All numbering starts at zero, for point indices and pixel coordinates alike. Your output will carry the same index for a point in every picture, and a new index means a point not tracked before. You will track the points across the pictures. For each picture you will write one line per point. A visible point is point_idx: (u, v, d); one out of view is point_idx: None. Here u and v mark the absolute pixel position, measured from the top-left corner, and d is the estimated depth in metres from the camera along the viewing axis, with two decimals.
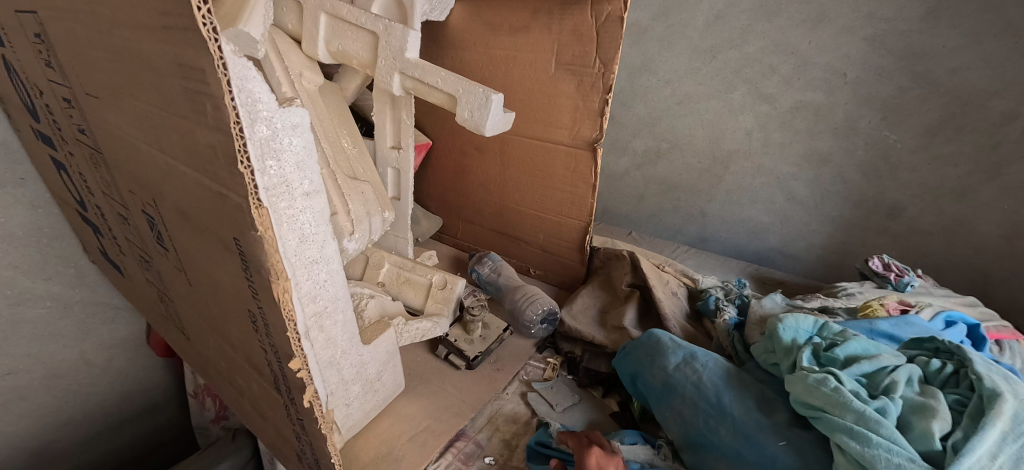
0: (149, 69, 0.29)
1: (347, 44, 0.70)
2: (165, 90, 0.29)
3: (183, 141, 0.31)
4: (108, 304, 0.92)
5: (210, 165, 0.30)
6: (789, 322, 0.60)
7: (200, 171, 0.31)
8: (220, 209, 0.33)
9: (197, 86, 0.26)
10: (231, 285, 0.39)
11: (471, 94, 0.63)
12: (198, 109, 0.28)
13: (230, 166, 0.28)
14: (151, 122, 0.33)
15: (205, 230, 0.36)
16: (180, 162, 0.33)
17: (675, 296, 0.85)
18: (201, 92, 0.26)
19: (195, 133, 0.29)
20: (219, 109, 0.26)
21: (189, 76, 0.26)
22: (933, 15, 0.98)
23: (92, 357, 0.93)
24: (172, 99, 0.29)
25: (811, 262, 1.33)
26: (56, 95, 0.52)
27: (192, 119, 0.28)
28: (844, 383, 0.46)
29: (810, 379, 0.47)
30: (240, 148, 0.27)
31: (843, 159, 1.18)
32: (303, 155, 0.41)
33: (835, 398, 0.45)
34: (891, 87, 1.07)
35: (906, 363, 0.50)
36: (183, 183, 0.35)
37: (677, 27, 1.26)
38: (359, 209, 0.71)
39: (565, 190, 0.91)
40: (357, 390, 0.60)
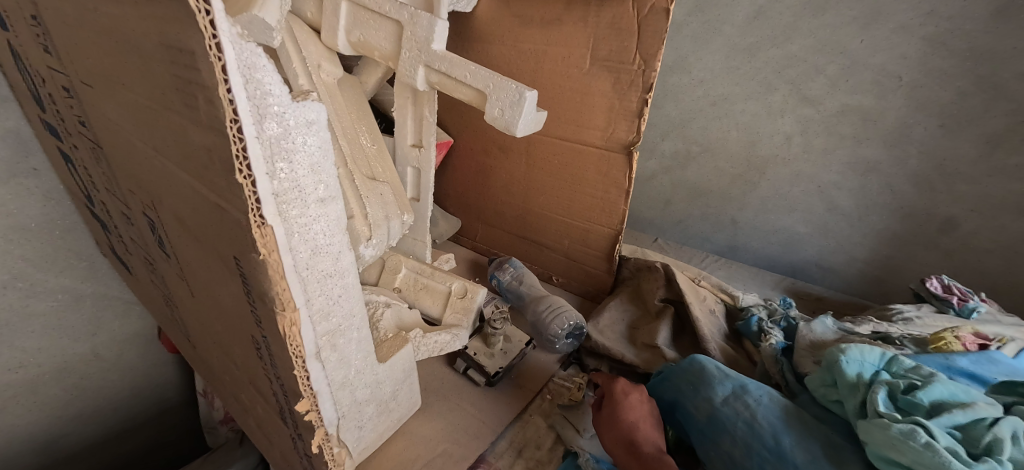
0: (134, 54, 0.25)
1: (369, 34, 0.65)
2: (152, 78, 0.25)
3: (175, 137, 0.27)
4: (119, 299, 0.89)
5: (206, 171, 0.27)
6: (853, 354, 0.53)
7: (195, 173, 0.28)
8: (216, 213, 0.30)
9: (187, 76, 0.23)
10: (231, 295, 0.36)
11: (503, 90, 0.58)
12: (191, 106, 0.25)
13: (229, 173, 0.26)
14: (145, 116, 0.29)
15: (201, 236, 0.32)
16: (172, 160, 0.29)
17: (713, 314, 0.79)
18: (190, 84, 0.23)
19: (187, 130, 0.26)
20: (212, 103, 0.23)
21: (178, 63, 0.23)
22: (1005, 14, 0.89)
23: (103, 351, 0.89)
24: (160, 88, 0.25)
25: (851, 277, 1.26)
26: (56, 83, 0.47)
27: (183, 115, 0.25)
28: (937, 438, 0.40)
29: (895, 431, 0.41)
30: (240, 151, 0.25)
31: (892, 168, 1.10)
32: (318, 156, 0.36)
33: (929, 456, 0.38)
34: (952, 92, 0.98)
35: (1005, 414, 0.43)
36: (178, 186, 0.31)
37: (713, 23, 1.17)
38: (377, 212, 0.66)
39: (596, 195, 0.85)
40: (370, 411, 0.55)
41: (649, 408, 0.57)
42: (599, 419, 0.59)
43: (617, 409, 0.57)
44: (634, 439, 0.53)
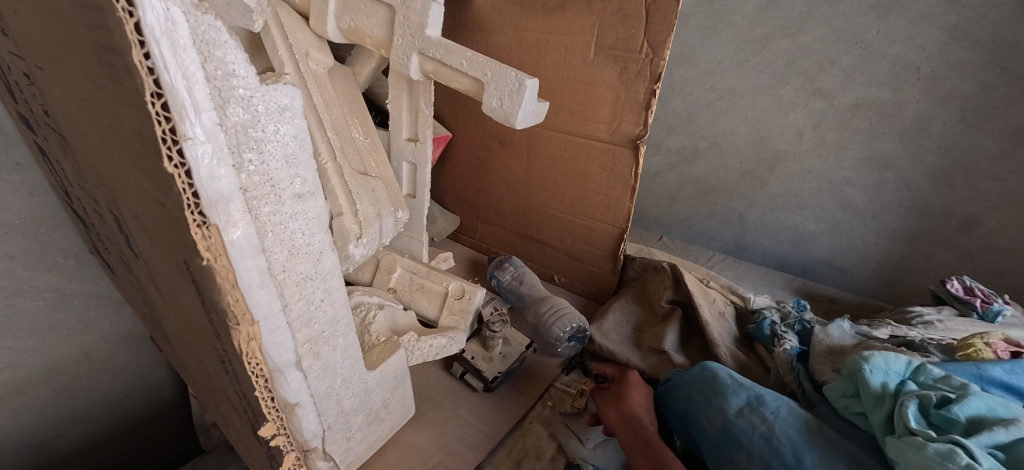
0: (66, 36, 0.24)
1: (361, 20, 0.61)
2: (81, 61, 0.24)
3: (109, 126, 0.26)
4: None
5: (141, 158, 0.26)
6: (877, 363, 0.49)
7: (132, 163, 0.26)
8: (156, 204, 0.28)
9: (108, 53, 0.22)
10: (187, 300, 0.33)
11: (502, 78, 0.54)
12: (114, 77, 0.23)
13: (155, 156, 0.25)
14: (89, 99, 0.26)
15: (152, 234, 0.30)
16: (115, 154, 0.28)
17: (723, 317, 0.75)
18: (108, 50, 0.22)
19: (116, 112, 0.24)
20: (130, 75, 0.22)
21: (93, 23, 0.22)
22: None
23: (94, 351, 0.75)
24: (88, 71, 0.24)
25: (864, 277, 1.21)
26: (17, 69, 0.44)
27: (108, 91, 0.24)
28: (979, 460, 0.35)
29: (930, 451, 0.37)
30: (164, 132, 0.24)
31: (908, 164, 1.06)
32: (293, 147, 0.32)
33: None
34: (973, 84, 0.94)
35: None
36: (129, 179, 0.28)
37: (722, 13, 1.12)
38: (369, 209, 0.62)
39: (600, 192, 0.82)
40: (359, 422, 0.51)
41: (654, 398, 0.59)
42: (602, 393, 0.61)
43: (626, 389, 0.59)
44: (636, 413, 0.55)
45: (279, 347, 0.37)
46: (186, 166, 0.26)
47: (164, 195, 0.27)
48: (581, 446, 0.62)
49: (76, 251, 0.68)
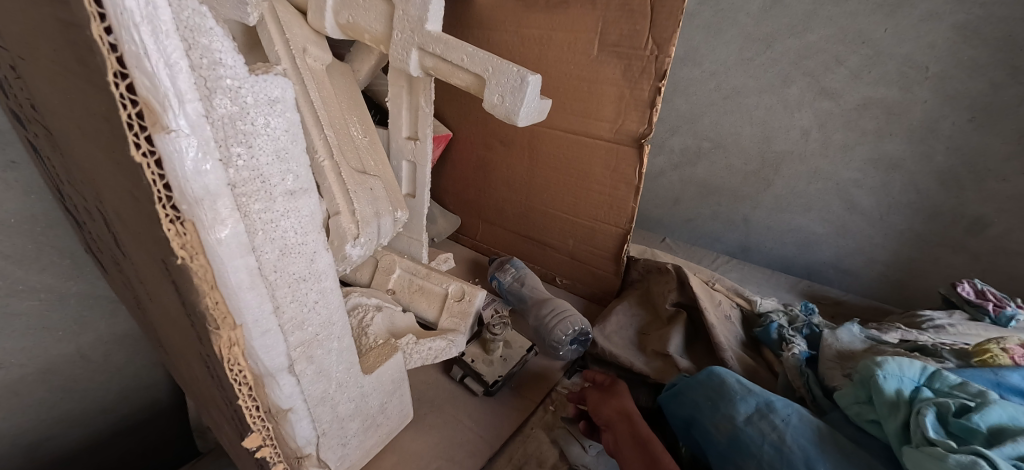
0: (37, 19, 0.23)
1: (360, 15, 0.60)
2: (52, 46, 0.23)
3: (83, 114, 0.25)
4: None
5: (113, 148, 0.25)
6: (890, 368, 0.47)
7: (108, 154, 0.25)
8: (131, 197, 0.27)
9: (71, 30, 0.21)
10: (170, 301, 0.32)
11: (503, 74, 0.53)
12: (81, 60, 0.22)
13: (123, 144, 0.24)
14: (65, 87, 0.24)
15: (132, 231, 0.29)
16: (92, 146, 0.27)
17: (729, 320, 0.73)
18: (72, 27, 0.21)
19: (87, 98, 0.23)
20: (94, 55, 0.21)
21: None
22: None
23: (89, 352, 0.71)
24: (59, 56, 0.23)
25: (871, 280, 1.19)
26: (3, 62, 0.42)
27: (78, 76, 0.23)
28: None
29: (952, 463, 0.35)
30: (132, 119, 0.23)
31: (916, 165, 1.04)
32: (285, 142, 0.31)
33: None
34: (982, 84, 0.92)
35: None
36: (108, 173, 0.27)
37: (726, 12, 1.11)
38: (367, 208, 0.61)
39: (603, 191, 0.80)
40: (355, 427, 0.50)
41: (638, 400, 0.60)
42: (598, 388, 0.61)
43: (621, 389, 0.60)
44: (631, 409, 0.56)
45: (271, 353, 0.35)
46: (160, 155, 0.24)
47: (137, 187, 0.25)
48: (584, 453, 0.61)
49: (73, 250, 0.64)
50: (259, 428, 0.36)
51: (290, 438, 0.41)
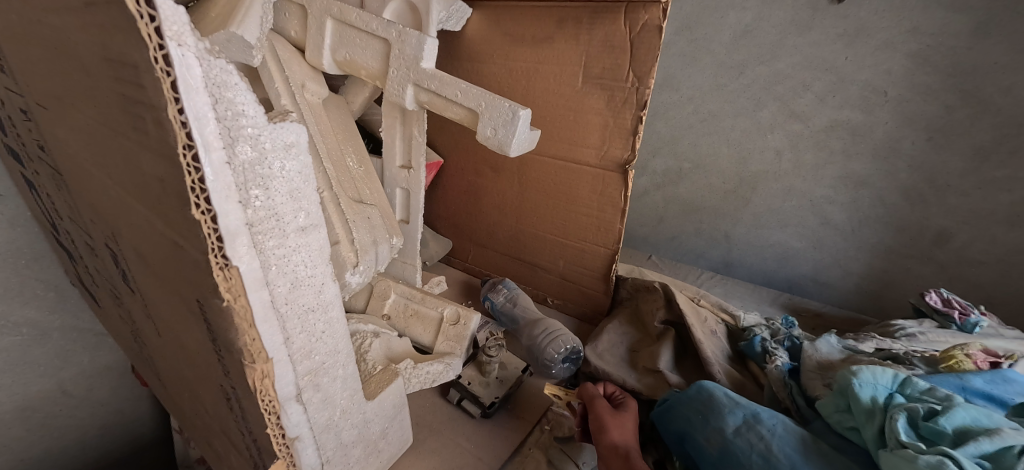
0: (85, 86, 0.25)
1: (355, 52, 0.63)
2: (98, 107, 0.25)
3: (126, 169, 0.27)
4: (90, 331, 0.84)
5: (161, 201, 0.27)
6: (863, 377, 0.50)
7: (150, 205, 0.28)
8: (169, 245, 0.29)
9: (136, 102, 0.24)
10: (192, 335, 0.34)
11: (495, 109, 0.56)
12: (140, 126, 0.25)
13: (181, 201, 0.26)
14: (104, 143, 0.27)
15: (156, 271, 0.31)
16: (124, 194, 0.29)
17: (715, 336, 0.76)
18: (139, 103, 0.24)
19: (137, 158, 0.26)
20: (161, 126, 0.24)
21: (125, 78, 0.23)
22: (984, 31, 0.91)
23: (70, 386, 0.83)
24: (107, 120, 0.25)
25: (847, 292, 1.24)
26: (14, 105, 0.44)
27: (131, 139, 0.25)
28: None
29: (920, 463, 0.38)
30: (194, 179, 0.26)
31: (882, 182, 1.10)
32: (298, 182, 0.33)
33: None
34: (937, 106, 0.99)
35: None
36: (142, 220, 0.29)
37: (700, 42, 1.18)
38: (364, 236, 0.62)
39: (591, 214, 0.83)
40: (357, 453, 0.50)
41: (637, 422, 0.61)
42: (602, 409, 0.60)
43: (626, 420, 0.59)
44: (628, 444, 0.55)
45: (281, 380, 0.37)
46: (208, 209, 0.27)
47: (184, 235, 0.28)
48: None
49: (56, 283, 0.77)
50: None
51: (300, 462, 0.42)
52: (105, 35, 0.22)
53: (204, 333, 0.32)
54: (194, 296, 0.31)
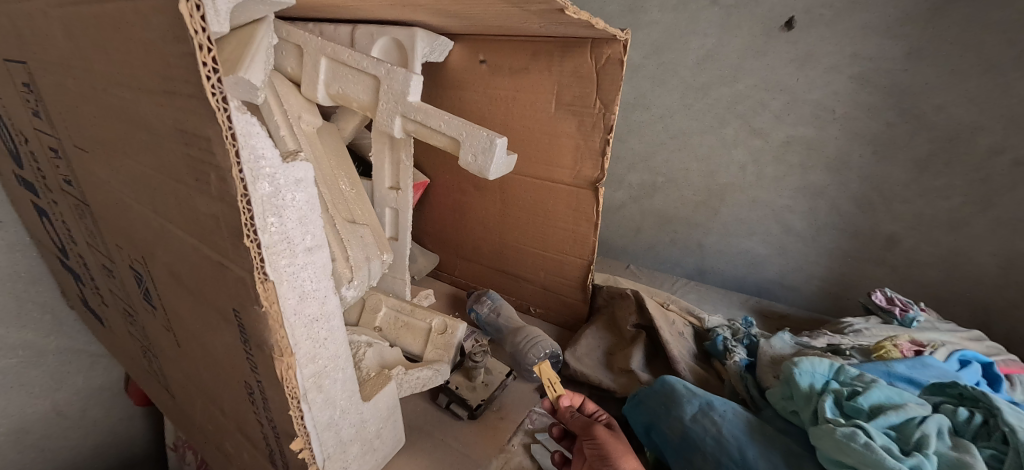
0: (148, 135, 0.28)
1: (347, 86, 0.70)
2: (164, 154, 0.27)
3: (182, 208, 0.29)
4: (85, 352, 0.94)
5: (216, 240, 0.28)
6: (805, 366, 0.57)
7: (205, 242, 0.29)
8: (217, 278, 0.30)
9: (200, 156, 0.25)
10: (227, 355, 0.36)
11: (475, 138, 0.63)
12: (201, 175, 0.26)
13: (235, 241, 0.27)
14: (161, 183, 0.30)
15: (200, 297, 0.33)
16: (176, 227, 0.31)
17: (682, 337, 0.83)
18: (204, 161, 0.24)
19: (195, 202, 0.27)
20: (223, 181, 0.24)
21: (191, 144, 0.24)
22: (916, 55, 1.02)
23: (63, 407, 0.92)
24: (171, 165, 0.27)
25: (811, 294, 1.33)
26: (42, 144, 0.49)
27: (192, 186, 0.26)
28: (874, 438, 0.43)
29: (838, 434, 0.45)
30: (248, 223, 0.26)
31: (836, 191, 1.20)
32: (306, 210, 0.39)
33: (868, 455, 0.42)
34: (880, 122, 1.10)
35: (932, 413, 0.46)
36: (194, 254, 0.30)
37: (668, 65, 1.28)
38: (358, 254, 0.68)
39: (568, 228, 0.90)
40: (355, 451, 0.55)
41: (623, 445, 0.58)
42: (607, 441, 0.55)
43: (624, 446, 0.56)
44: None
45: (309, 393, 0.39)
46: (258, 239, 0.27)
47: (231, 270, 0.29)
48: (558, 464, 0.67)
49: (51, 306, 0.87)
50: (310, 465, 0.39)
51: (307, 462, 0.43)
52: (170, 107, 0.24)
53: (240, 359, 0.33)
54: (234, 317, 0.31)
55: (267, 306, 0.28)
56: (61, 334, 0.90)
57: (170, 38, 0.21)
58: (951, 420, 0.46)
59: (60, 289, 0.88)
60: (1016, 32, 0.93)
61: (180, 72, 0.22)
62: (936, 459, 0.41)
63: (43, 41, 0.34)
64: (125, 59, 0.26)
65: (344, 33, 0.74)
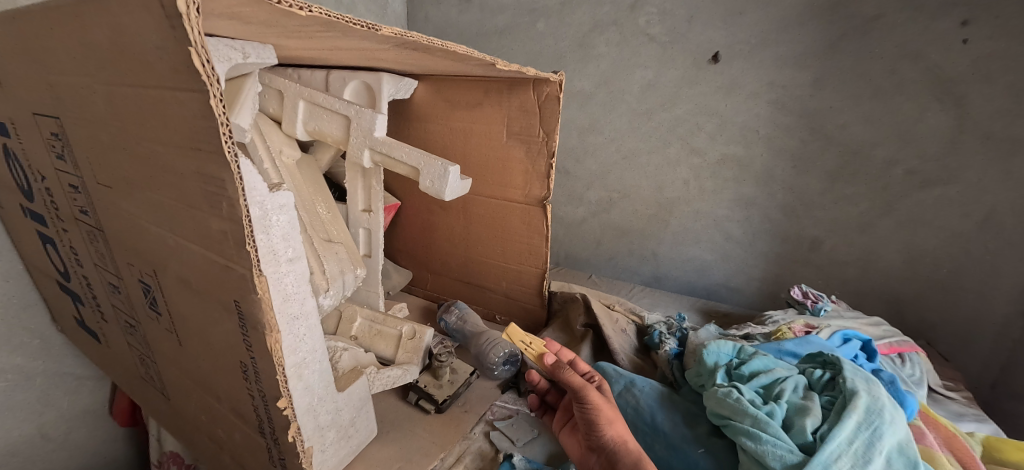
0: (173, 175, 0.38)
1: (323, 124, 0.81)
2: (186, 188, 0.38)
3: (197, 227, 0.39)
4: (71, 375, 1.00)
5: (224, 248, 0.38)
6: (712, 348, 0.69)
7: (216, 251, 0.39)
8: (223, 278, 0.40)
9: (215, 189, 0.35)
10: (226, 341, 0.45)
11: (432, 167, 0.74)
12: (214, 201, 0.36)
13: (238, 247, 0.37)
14: (180, 209, 0.40)
15: (207, 295, 0.43)
16: (190, 241, 0.41)
17: (624, 333, 0.94)
18: (218, 194, 0.35)
19: (208, 221, 0.38)
20: (233, 206, 0.35)
21: (209, 182, 0.35)
22: (820, 83, 1.19)
23: (49, 431, 0.97)
24: (191, 196, 0.37)
25: (752, 295, 1.46)
26: (61, 181, 0.58)
27: (207, 211, 0.37)
28: (744, 394, 0.55)
29: (719, 393, 0.56)
30: (248, 233, 0.36)
31: (766, 201, 1.35)
32: (288, 228, 0.49)
33: (737, 406, 0.53)
34: (795, 140, 1.26)
35: (795, 375, 0.58)
36: (205, 261, 0.41)
37: (616, 94, 1.43)
38: (333, 267, 0.78)
39: (524, 241, 1.01)
40: (331, 436, 0.64)
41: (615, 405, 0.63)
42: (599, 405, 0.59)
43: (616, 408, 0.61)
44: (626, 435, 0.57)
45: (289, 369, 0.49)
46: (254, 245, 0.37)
47: (233, 267, 0.39)
48: (513, 445, 0.77)
49: (40, 331, 0.93)
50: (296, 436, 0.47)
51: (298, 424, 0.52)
52: (194, 156, 0.35)
53: (239, 342, 0.43)
54: (234, 306, 0.41)
55: (261, 294, 0.38)
56: (52, 356, 0.96)
57: (201, 117, 0.32)
58: (808, 379, 0.58)
59: (50, 315, 0.94)
60: (895, 63, 1.10)
61: (206, 136, 0.33)
62: (786, 405, 0.53)
63: (83, 105, 0.44)
64: (156, 124, 0.37)
65: (320, 77, 0.83)
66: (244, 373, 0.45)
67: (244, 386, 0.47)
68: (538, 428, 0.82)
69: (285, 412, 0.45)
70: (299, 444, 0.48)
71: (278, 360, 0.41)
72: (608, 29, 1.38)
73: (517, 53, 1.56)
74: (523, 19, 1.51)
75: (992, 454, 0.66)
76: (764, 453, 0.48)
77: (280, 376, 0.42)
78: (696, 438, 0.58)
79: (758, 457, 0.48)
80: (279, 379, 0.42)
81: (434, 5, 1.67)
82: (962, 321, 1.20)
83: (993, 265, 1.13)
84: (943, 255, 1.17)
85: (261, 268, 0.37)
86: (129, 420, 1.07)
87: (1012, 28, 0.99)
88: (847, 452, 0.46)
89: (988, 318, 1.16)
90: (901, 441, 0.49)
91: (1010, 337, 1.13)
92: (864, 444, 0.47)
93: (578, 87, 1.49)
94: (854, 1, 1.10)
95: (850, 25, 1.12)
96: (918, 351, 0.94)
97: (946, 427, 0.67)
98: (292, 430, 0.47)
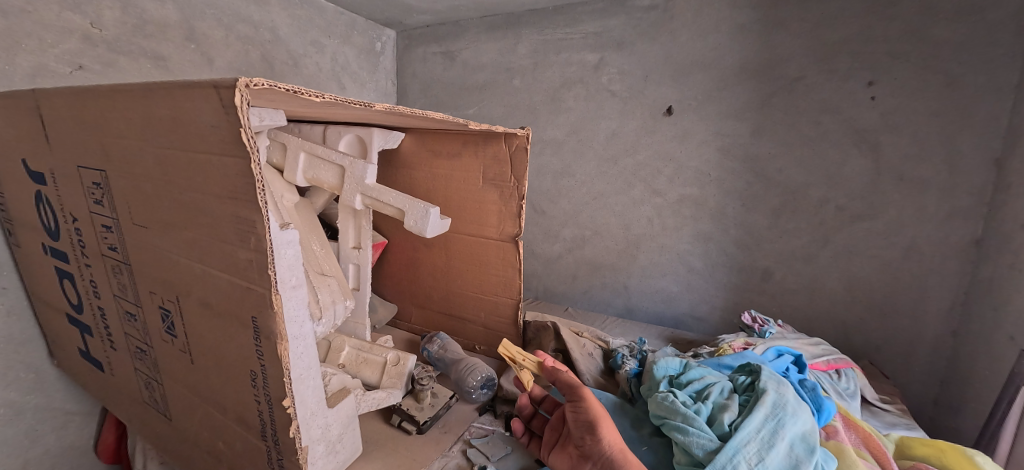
0: (211, 218, 0.49)
1: (320, 173, 0.93)
2: (222, 228, 0.49)
3: (226, 257, 0.50)
4: (61, 410, 1.02)
5: (249, 273, 0.48)
6: (661, 363, 0.81)
7: (242, 275, 0.49)
8: (245, 298, 0.50)
9: (247, 228, 0.46)
10: (240, 352, 0.54)
11: (415, 208, 0.86)
12: (243, 234, 0.47)
13: (260, 271, 0.47)
14: (212, 245, 0.50)
15: (227, 315, 0.53)
16: (217, 270, 0.52)
17: (591, 357, 1.04)
18: (250, 231, 0.46)
19: (238, 252, 0.48)
20: (259, 240, 0.46)
21: (242, 223, 0.46)
22: (758, 132, 1.32)
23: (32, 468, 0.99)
24: (225, 234, 0.48)
25: (716, 324, 1.53)
26: (95, 222, 0.68)
27: (237, 244, 0.48)
28: (677, 396, 0.70)
29: (659, 398, 0.71)
30: (269, 261, 0.46)
31: (722, 236, 1.44)
32: (293, 260, 0.57)
33: (671, 407, 0.68)
34: (742, 182, 1.37)
35: (721, 381, 0.74)
36: (230, 283, 0.51)
37: (584, 143, 1.59)
38: (326, 297, 0.88)
39: (499, 274, 1.12)
40: (321, 450, 0.70)
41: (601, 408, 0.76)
42: (591, 404, 0.74)
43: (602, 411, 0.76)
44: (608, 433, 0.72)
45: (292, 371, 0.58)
46: (273, 270, 0.48)
47: (254, 284, 0.49)
48: (488, 460, 0.84)
49: (36, 366, 0.97)
50: (297, 436, 0.55)
51: (308, 426, 0.64)
52: (235, 208, 0.46)
53: (253, 352, 0.52)
54: (252, 323, 0.51)
55: (275, 309, 0.48)
56: (45, 391, 0.99)
57: (247, 179, 0.43)
58: (733, 384, 0.74)
59: (47, 349, 0.98)
60: (817, 116, 1.24)
61: (242, 186, 0.44)
62: (711, 404, 0.68)
63: (132, 161, 0.55)
64: (201, 180, 0.48)
65: (319, 131, 0.96)
66: (254, 380, 0.54)
67: (252, 391, 0.56)
68: (511, 446, 0.88)
69: (287, 411, 0.53)
70: (297, 441, 0.55)
71: (284, 365, 0.50)
72: (576, 86, 1.56)
73: (496, 105, 1.73)
74: (500, 77, 1.70)
75: (903, 451, 0.76)
76: (691, 443, 0.62)
77: (285, 378, 0.51)
78: (639, 438, 0.76)
79: (687, 446, 0.62)
80: (283, 380, 0.51)
81: (422, 64, 1.86)
82: (901, 343, 1.27)
83: (923, 292, 1.22)
84: (877, 283, 1.27)
85: (277, 287, 0.47)
86: (112, 458, 1.08)
87: (908, 88, 1.14)
88: (754, 438, 0.60)
89: (922, 339, 1.24)
90: (805, 429, 0.62)
91: (945, 357, 1.22)
92: (768, 430, 0.61)
93: (551, 136, 1.65)
94: (779, 65, 1.26)
95: (778, 84, 1.27)
96: (854, 367, 1.04)
97: (864, 428, 0.76)
98: (292, 428, 0.54)
